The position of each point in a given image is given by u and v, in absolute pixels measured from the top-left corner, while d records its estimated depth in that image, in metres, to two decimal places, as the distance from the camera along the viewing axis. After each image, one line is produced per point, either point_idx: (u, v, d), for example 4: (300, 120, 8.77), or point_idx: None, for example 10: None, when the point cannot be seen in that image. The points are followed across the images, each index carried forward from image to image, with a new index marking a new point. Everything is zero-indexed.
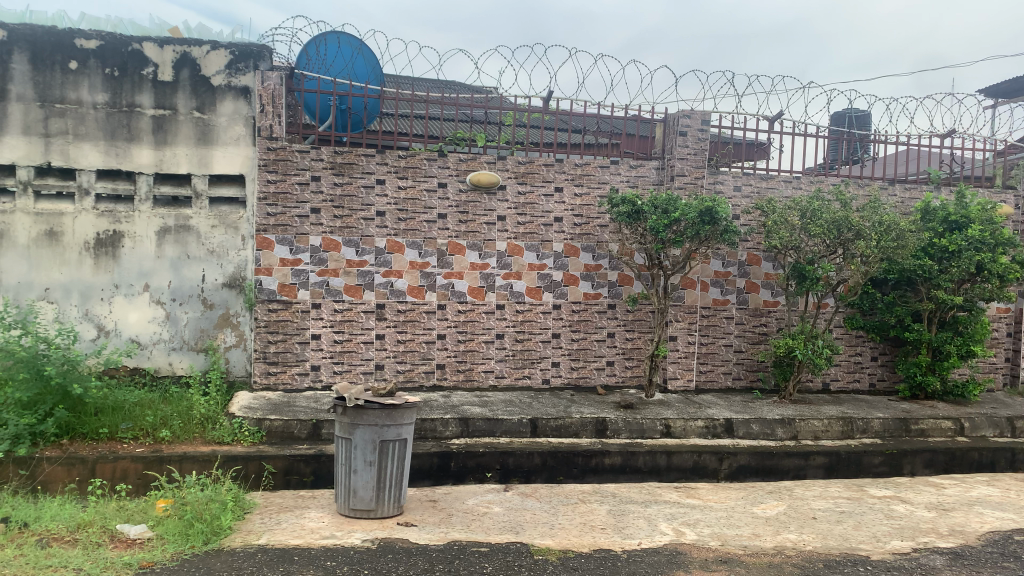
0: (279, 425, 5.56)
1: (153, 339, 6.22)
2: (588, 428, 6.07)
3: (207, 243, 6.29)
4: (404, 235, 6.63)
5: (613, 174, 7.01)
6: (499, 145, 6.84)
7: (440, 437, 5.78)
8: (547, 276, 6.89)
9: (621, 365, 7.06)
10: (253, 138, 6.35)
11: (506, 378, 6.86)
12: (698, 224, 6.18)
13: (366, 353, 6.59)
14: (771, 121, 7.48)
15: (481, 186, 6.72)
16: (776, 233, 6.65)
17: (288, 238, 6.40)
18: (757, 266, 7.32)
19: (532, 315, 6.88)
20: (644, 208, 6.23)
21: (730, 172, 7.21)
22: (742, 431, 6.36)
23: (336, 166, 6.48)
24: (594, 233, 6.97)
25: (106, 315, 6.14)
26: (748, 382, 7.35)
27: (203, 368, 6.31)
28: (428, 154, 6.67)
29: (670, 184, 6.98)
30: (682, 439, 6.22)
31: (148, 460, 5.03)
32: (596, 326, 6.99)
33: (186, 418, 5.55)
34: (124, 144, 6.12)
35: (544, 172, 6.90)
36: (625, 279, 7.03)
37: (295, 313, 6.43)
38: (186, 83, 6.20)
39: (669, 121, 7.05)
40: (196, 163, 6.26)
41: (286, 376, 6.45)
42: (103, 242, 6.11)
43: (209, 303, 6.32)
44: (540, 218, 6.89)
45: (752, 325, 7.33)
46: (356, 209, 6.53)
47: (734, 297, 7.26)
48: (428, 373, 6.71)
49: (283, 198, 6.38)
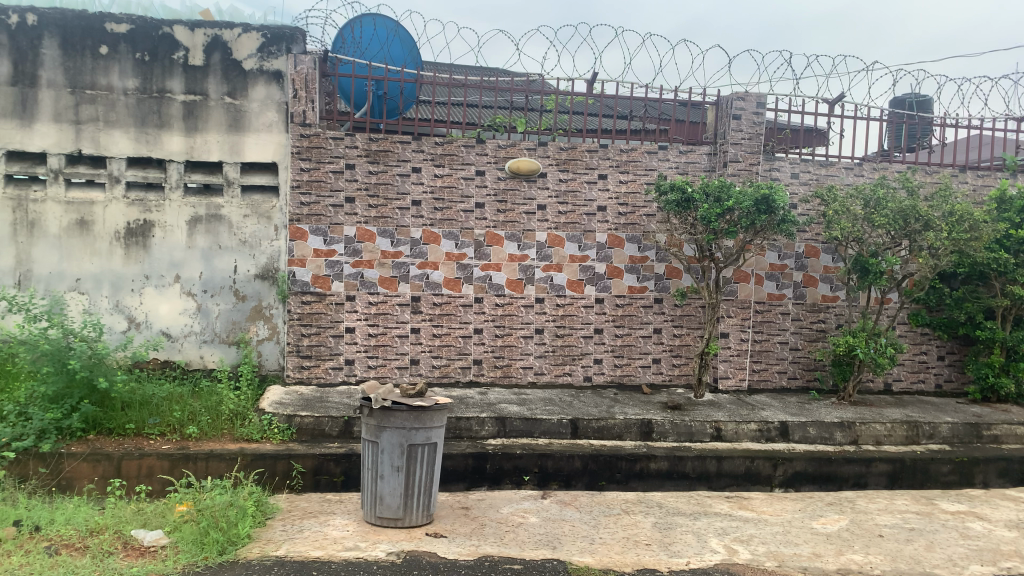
0: (310, 422, 5.35)
1: (184, 332, 6.07)
2: (633, 430, 5.75)
3: (239, 233, 6.10)
4: (440, 225, 6.36)
5: (661, 161, 6.63)
6: (540, 130, 6.52)
7: (476, 437, 5.52)
8: (590, 268, 6.56)
9: (668, 363, 6.70)
10: (285, 124, 6.14)
11: (547, 374, 6.56)
12: (754, 214, 5.79)
13: (401, 347, 6.35)
14: (831, 104, 7.00)
15: (521, 174, 6.42)
16: (836, 223, 6.19)
17: (322, 228, 6.18)
18: (815, 258, 6.89)
19: (574, 309, 6.56)
20: (695, 196, 5.88)
21: (787, 158, 6.78)
22: (798, 434, 5.98)
23: (370, 153, 6.24)
24: (640, 223, 6.61)
25: (136, 307, 6.00)
26: (804, 382, 6.92)
27: (235, 362, 6.14)
28: (466, 140, 6.38)
29: (723, 171, 6.58)
30: (733, 442, 5.87)
31: (174, 458, 4.87)
32: (641, 321, 6.63)
33: (215, 413, 5.37)
34: (154, 131, 5.95)
35: (587, 158, 6.55)
36: (674, 272, 6.65)
37: (329, 306, 6.22)
38: (217, 67, 6.01)
39: (722, 105, 6.65)
40: (228, 150, 6.07)
41: (320, 370, 6.24)
42: (134, 232, 5.97)
43: (241, 294, 6.14)
44: (583, 207, 6.56)
45: (809, 322, 6.90)
46: (391, 199, 6.28)
47: (790, 291, 6.85)
48: (465, 369, 6.44)
49: (316, 186, 6.17)
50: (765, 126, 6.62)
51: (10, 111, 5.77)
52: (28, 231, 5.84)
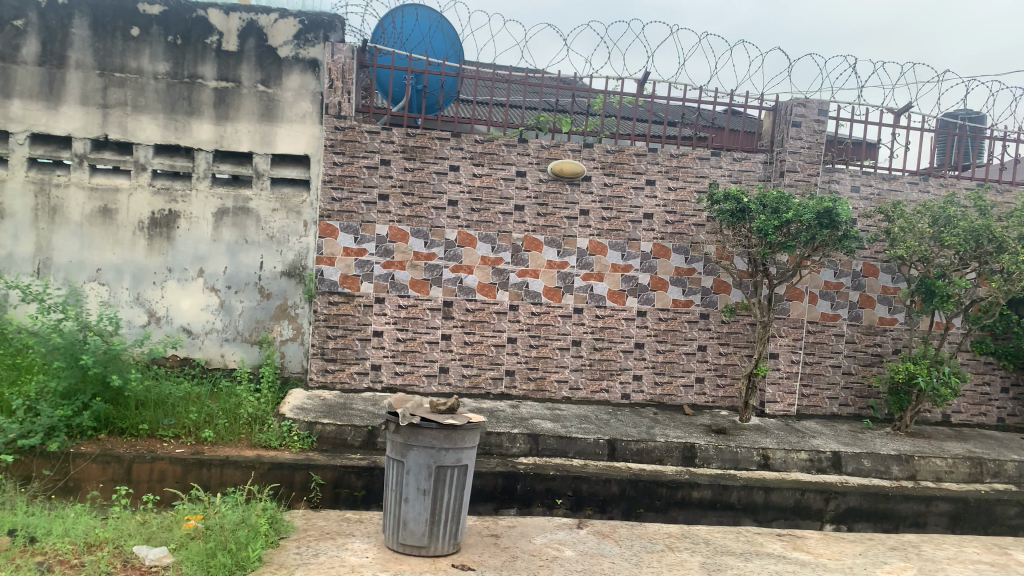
0: (332, 430, 5.04)
1: (205, 328, 5.80)
2: (674, 454, 5.39)
3: (267, 228, 5.83)
4: (477, 227, 6.04)
5: (713, 167, 6.25)
6: (586, 131, 6.18)
7: (507, 454, 5.19)
8: (632, 279, 6.20)
9: (712, 383, 6.30)
10: (320, 115, 5.86)
11: (582, 390, 6.20)
12: (815, 228, 5.37)
13: (430, 354, 6.02)
14: (897, 114, 6.56)
15: (564, 177, 6.07)
16: (901, 241, 5.76)
17: (353, 225, 5.89)
18: (873, 278, 6.47)
19: (613, 322, 6.20)
20: (750, 206, 5.52)
21: (847, 170, 6.36)
22: (851, 466, 5.56)
23: (407, 149, 5.93)
24: (689, 232, 6.23)
25: (157, 300, 5.75)
26: (856, 409, 6.49)
27: (257, 362, 5.86)
28: (507, 139, 6.05)
29: (779, 181, 6.19)
30: (781, 472, 5.47)
31: (188, 463, 4.64)
32: (685, 337, 6.25)
33: (232, 416, 5.11)
34: (183, 117, 5.70)
35: (635, 162, 6.19)
36: (722, 286, 6.27)
37: (357, 307, 5.92)
38: (251, 53, 5.75)
39: (780, 111, 6.26)
40: (259, 140, 5.81)
41: (344, 375, 5.94)
42: (158, 222, 5.72)
43: (266, 292, 5.86)
44: (628, 213, 6.19)
45: (864, 345, 6.48)
46: (427, 197, 5.97)
47: (845, 311, 6.43)
48: (496, 380, 6.10)
49: (349, 181, 5.87)
50: (826, 134, 6.22)
51: (36, 92, 5.55)
52: (49, 218, 5.61)
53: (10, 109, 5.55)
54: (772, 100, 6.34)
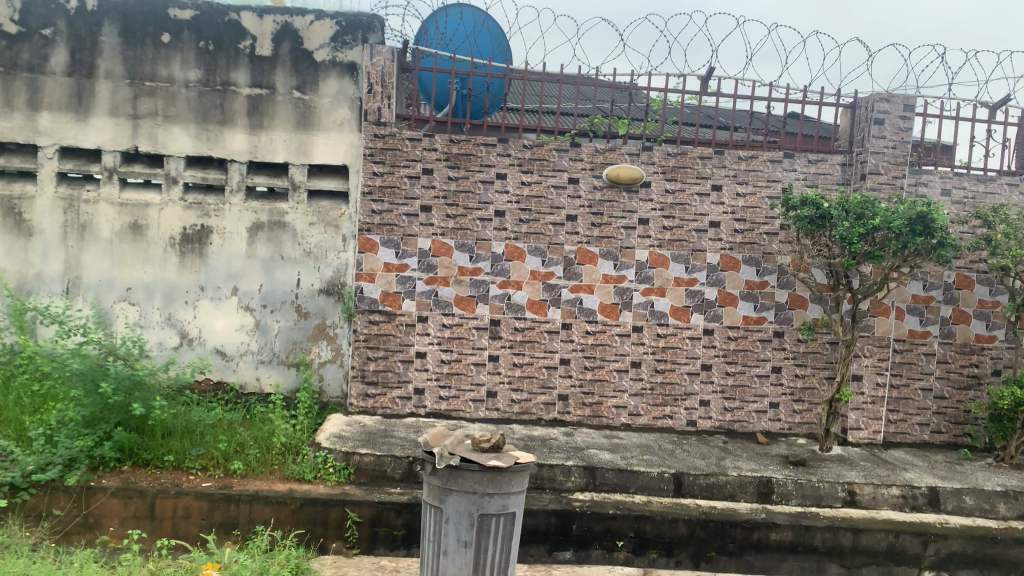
0: (371, 461, 4.62)
1: (239, 350, 5.48)
2: (748, 490, 4.84)
3: (304, 243, 5.48)
4: (526, 239, 5.59)
5: (786, 170, 5.68)
6: (644, 134, 5.69)
7: (561, 490, 4.71)
8: (697, 294, 5.67)
9: (787, 409, 5.72)
10: (359, 122, 5.49)
11: (643, 416, 5.68)
12: (906, 235, 4.75)
13: (477, 377, 5.59)
14: (992, 109, 5.89)
15: (621, 183, 5.58)
16: (1005, 249, 5.11)
17: (394, 239, 5.50)
18: (968, 290, 5.81)
19: (677, 341, 5.67)
20: (831, 213, 4.95)
21: (937, 171, 5.73)
22: (951, 504, 4.93)
23: (451, 157, 5.51)
24: (760, 242, 5.67)
25: (190, 321, 5.45)
26: (951, 437, 5.83)
27: (293, 386, 5.51)
28: (559, 143, 5.59)
29: (861, 184, 5.59)
30: (871, 510, 4.86)
31: (215, 499, 4.31)
32: (756, 358, 5.70)
33: (265, 445, 4.77)
34: (216, 127, 5.41)
35: (699, 166, 5.66)
36: (798, 301, 5.69)
37: (399, 327, 5.53)
38: (286, 58, 5.43)
39: (860, 107, 5.68)
40: (295, 150, 5.47)
41: (386, 400, 5.54)
42: (190, 238, 5.42)
43: (303, 311, 5.50)
44: (691, 222, 5.67)
45: (958, 365, 5.81)
46: (472, 208, 5.54)
47: (936, 328, 5.79)
48: (549, 406, 5.63)
49: (389, 192, 5.49)
50: (913, 132, 5.61)
51: (65, 103, 5.32)
52: (78, 235, 5.36)
53: (38, 122, 5.32)
54: (851, 95, 5.75)
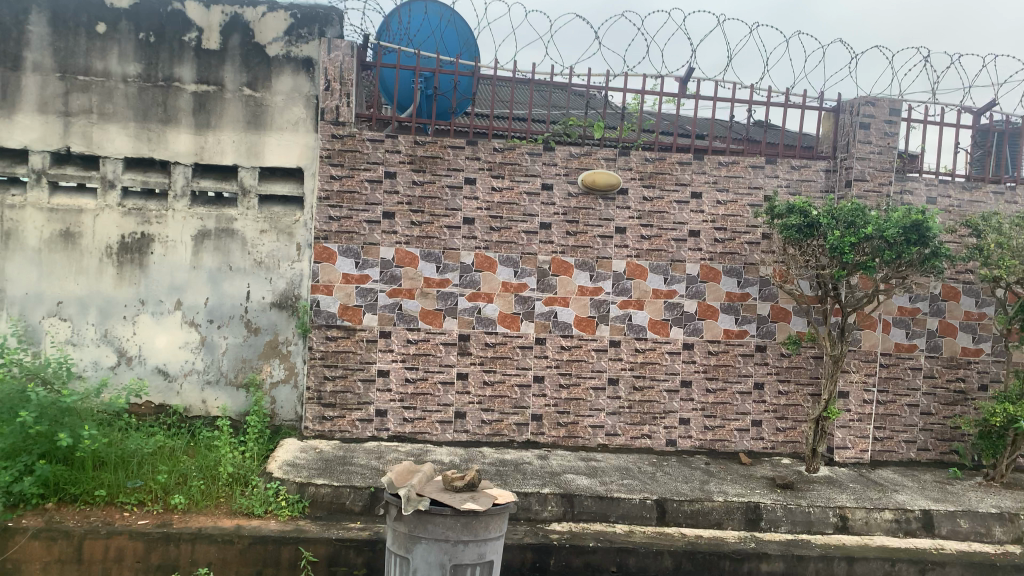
0: (328, 493, 4.21)
1: (183, 369, 5.02)
2: (735, 517, 4.52)
3: (254, 253, 5.05)
4: (497, 249, 5.22)
5: (769, 177, 5.41)
6: (621, 138, 5.39)
7: (536, 520, 4.35)
8: (677, 306, 5.36)
9: (771, 427, 5.44)
10: (315, 121, 5.08)
11: (621, 436, 5.35)
12: (900, 245, 4.50)
13: (444, 397, 5.20)
14: (976, 114, 5.70)
15: (597, 189, 5.24)
16: (998, 260, 4.88)
17: (353, 248, 5.09)
18: (954, 302, 5.59)
19: (656, 357, 5.36)
20: (820, 221, 4.68)
21: (922, 177, 5.52)
22: (946, 528, 4.66)
23: (415, 160, 5.13)
24: (741, 252, 5.39)
25: (128, 338, 4.98)
26: (938, 455, 5.60)
27: (243, 409, 5.07)
28: (530, 146, 5.24)
29: (846, 192, 5.34)
30: (864, 536, 4.58)
31: (152, 538, 3.86)
32: (738, 374, 5.41)
33: (210, 476, 4.32)
34: (158, 126, 4.95)
35: (678, 172, 5.36)
36: (781, 313, 5.41)
37: (359, 343, 5.12)
38: (236, 52, 5.00)
39: (844, 111, 5.44)
40: (245, 152, 5.04)
41: (345, 423, 5.12)
42: (129, 247, 4.96)
43: (254, 326, 5.07)
44: (671, 231, 5.36)
45: (945, 380, 5.60)
46: (439, 215, 5.17)
47: (922, 342, 5.56)
48: (521, 427, 5.26)
49: (349, 198, 5.08)
50: (898, 137, 5.38)
51: None
52: (2, 243, 4.86)
53: None
54: (834, 99, 5.51)
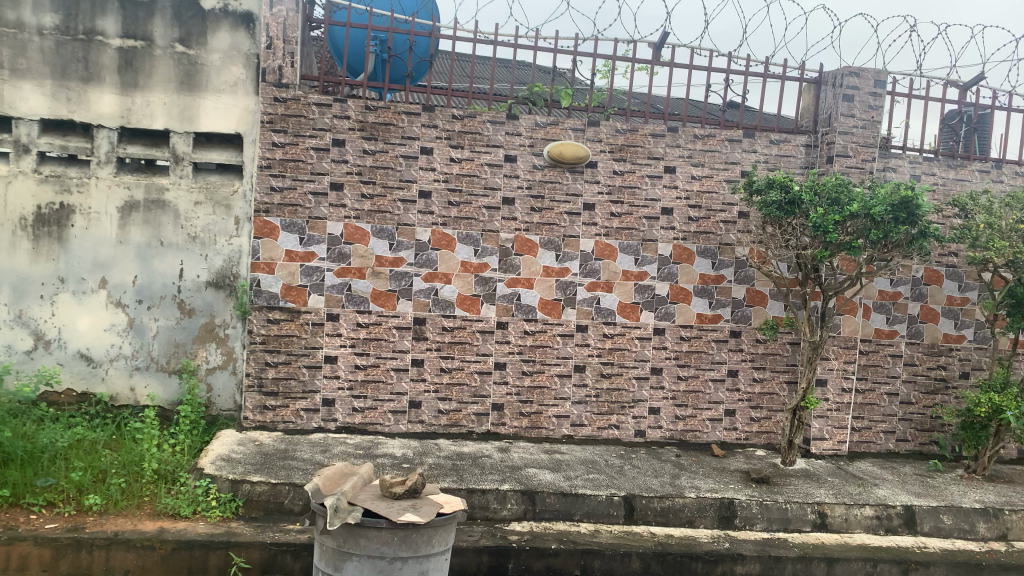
0: (265, 491, 3.81)
1: (109, 355, 4.57)
2: (708, 514, 4.21)
3: (188, 226, 4.60)
4: (455, 225, 4.83)
5: (746, 151, 5.08)
6: (590, 107, 5.01)
7: (494, 520, 4.00)
8: (648, 288, 5.02)
9: (745, 417, 5.14)
10: (255, 83, 4.62)
11: (587, 427, 5.02)
12: (887, 224, 4.20)
13: (397, 385, 4.81)
14: (963, 89, 5.41)
15: (565, 162, 4.86)
16: (987, 241, 4.59)
17: (298, 223, 4.66)
18: (937, 286, 5.33)
19: (625, 342, 5.02)
20: (802, 197, 4.35)
21: (906, 154, 5.24)
22: (929, 525, 4.39)
23: (366, 127, 4.70)
24: (717, 231, 5.06)
25: (46, 320, 4.52)
26: (917, 446, 5.36)
27: (175, 398, 4.64)
28: (492, 114, 4.83)
29: (828, 168, 5.02)
30: (843, 534, 4.30)
31: (60, 545, 3.43)
32: (711, 361, 5.09)
33: (132, 473, 3.89)
34: (78, 85, 4.47)
35: (651, 145, 5.00)
36: (757, 297, 5.10)
37: (304, 327, 4.70)
38: (166, 4, 4.51)
39: (826, 82, 5.12)
40: (178, 115, 4.57)
41: (288, 413, 4.71)
42: (46, 219, 4.48)
43: (187, 307, 4.63)
44: (642, 208, 5.01)
45: (926, 368, 5.34)
46: (392, 187, 4.75)
47: (903, 328, 5.29)
48: (480, 417, 4.90)
49: (293, 166, 4.65)
50: (883, 111, 5.07)
51: None
52: None
53: None
54: (816, 69, 5.19)
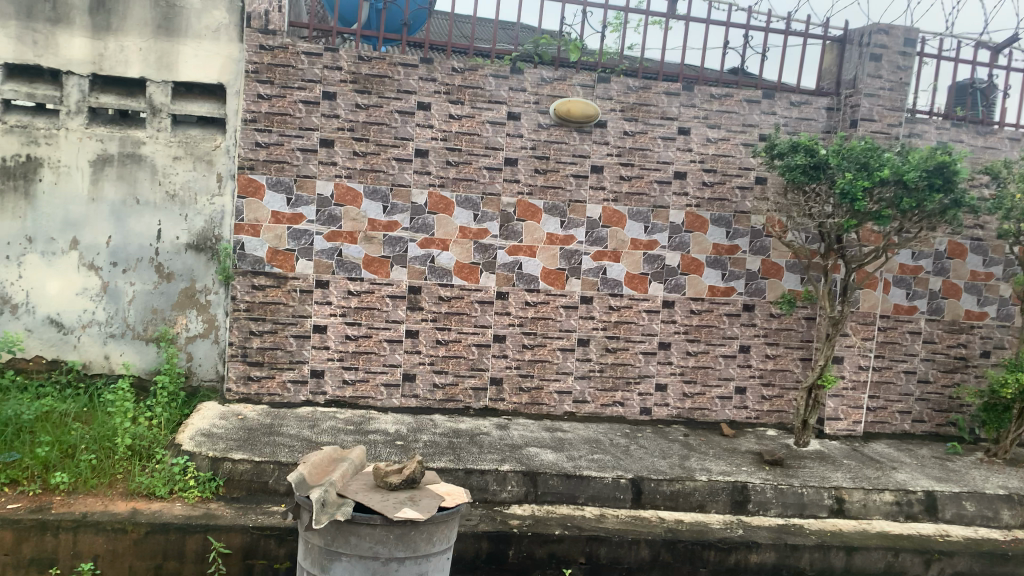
0: (248, 470, 3.54)
1: (82, 321, 4.26)
2: (720, 498, 3.96)
3: (166, 183, 4.27)
4: (453, 187, 4.51)
5: (765, 113, 4.76)
6: (600, 62, 4.67)
7: (494, 503, 3.74)
8: (658, 258, 4.73)
9: (756, 394, 4.89)
10: (239, 29, 4.26)
11: (590, 404, 4.76)
12: (920, 192, 3.90)
13: (390, 357, 4.53)
14: (995, 50, 5.09)
15: (573, 121, 4.53)
16: (1021, 213, 4.30)
17: (285, 182, 4.34)
18: (960, 260, 5.06)
19: (632, 315, 4.74)
20: (828, 161, 4.05)
21: (932, 120, 4.94)
22: (950, 512, 4.15)
23: (359, 79, 4.36)
24: (732, 198, 4.76)
25: (13, 282, 4.20)
26: (933, 427, 5.12)
27: (152, 367, 4.34)
28: (495, 67, 4.49)
29: (852, 133, 4.72)
30: (861, 521, 4.06)
31: (24, 527, 3.15)
32: (722, 336, 4.82)
33: (104, 449, 3.60)
34: (46, 27, 4.11)
35: (664, 104, 4.67)
36: (773, 269, 4.82)
37: (290, 294, 4.40)
38: None
39: (852, 40, 4.80)
40: (155, 63, 4.22)
41: (274, 385, 4.43)
42: (12, 173, 4.14)
43: (165, 271, 4.31)
44: (654, 172, 4.69)
45: (946, 346, 5.09)
46: (386, 145, 4.42)
47: (924, 303, 5.03)
48: (478, 391, 4.63)
49: (279, 120, 4.31)
50: (911, 73, 4.75)
51: None
52: None
53: None
54: (841, 27, 4.86)
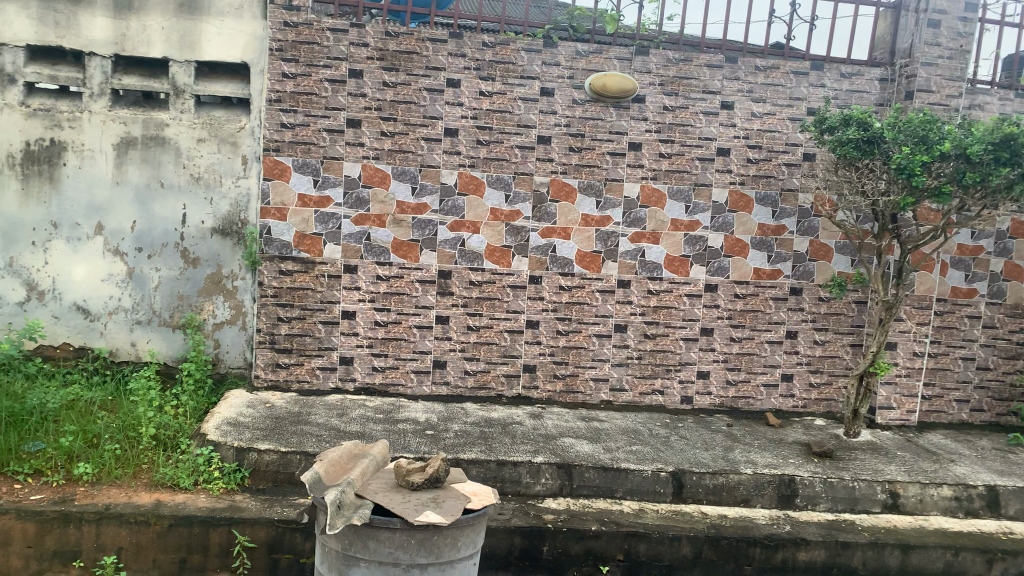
0: (274, 461, 3.43)
1: (108, 307, 4.19)
2: (766, 493, 3.76)
3: (191, 166, 4.17)
4: (485, 168, 4.34)
5: (814, 85, 4.50)
6: (638, 34, 4.45)
7: (527, 496, 3.59)
8: (699, 240, 4.52)
9: (803, 382, 4.66)
10: (262, 5, 4.13)
11: (628, 392, 4.57)
12: (985, 166, 3.63)
13: (420, 343, 4.39)
14: None
15: (608, 96, 4.30)
16: None
17: (311, 163, 4.21)
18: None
19: (672, 300, 4.54)
20: (883, 135, 3.79)
21: (994, 90, 4.63)
22: (1014, 508, 3.90)
23: (387, 56, 4.20)
24: (778, 176, 4.52)
25: (39, 268, 4.14)
26: (993, 417, 4.84)
27: (179, 355, 4.26)
28: (528, 41, 4.29)
29: (907, 105, 4.43)
30: (917, 517, 3.82)
31: (46, 518, 3.08)
32: (768, 321, 4.59)
33: (128, 439, 3.53)
34: (67, 7, 4.01)
35: (706, 77, 4.44)
36: (821, 250, 4.57)
37: (318, 279, 4.28)
38: None
39: (908, 6, 4.50)
40: (177, 42, 4.10)
41: (302, 372, 4.32)
42: (36, 157, 4.07)
43: (191, 256, 4.22)
44: (695, 149, 4.47)
45: (1008, 331, 4.80)
46: (415, 125, 4.26)
47: (984, 286, 4.74)
48: (511, 379, 4.48)
49: (305, 100, 4.17)
50: (973, 40, 4.44)
51: None
52: None
53: None
54: None
